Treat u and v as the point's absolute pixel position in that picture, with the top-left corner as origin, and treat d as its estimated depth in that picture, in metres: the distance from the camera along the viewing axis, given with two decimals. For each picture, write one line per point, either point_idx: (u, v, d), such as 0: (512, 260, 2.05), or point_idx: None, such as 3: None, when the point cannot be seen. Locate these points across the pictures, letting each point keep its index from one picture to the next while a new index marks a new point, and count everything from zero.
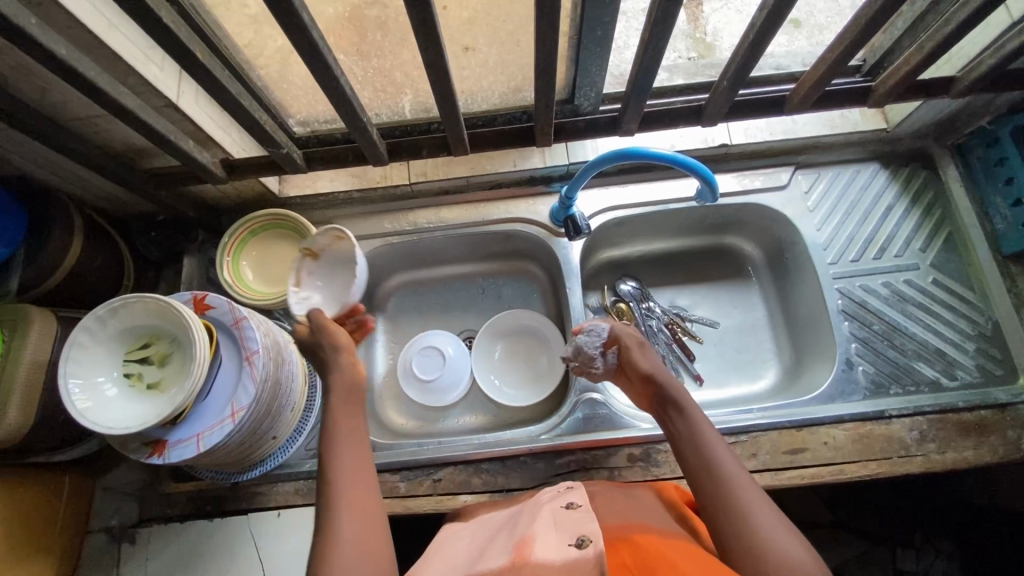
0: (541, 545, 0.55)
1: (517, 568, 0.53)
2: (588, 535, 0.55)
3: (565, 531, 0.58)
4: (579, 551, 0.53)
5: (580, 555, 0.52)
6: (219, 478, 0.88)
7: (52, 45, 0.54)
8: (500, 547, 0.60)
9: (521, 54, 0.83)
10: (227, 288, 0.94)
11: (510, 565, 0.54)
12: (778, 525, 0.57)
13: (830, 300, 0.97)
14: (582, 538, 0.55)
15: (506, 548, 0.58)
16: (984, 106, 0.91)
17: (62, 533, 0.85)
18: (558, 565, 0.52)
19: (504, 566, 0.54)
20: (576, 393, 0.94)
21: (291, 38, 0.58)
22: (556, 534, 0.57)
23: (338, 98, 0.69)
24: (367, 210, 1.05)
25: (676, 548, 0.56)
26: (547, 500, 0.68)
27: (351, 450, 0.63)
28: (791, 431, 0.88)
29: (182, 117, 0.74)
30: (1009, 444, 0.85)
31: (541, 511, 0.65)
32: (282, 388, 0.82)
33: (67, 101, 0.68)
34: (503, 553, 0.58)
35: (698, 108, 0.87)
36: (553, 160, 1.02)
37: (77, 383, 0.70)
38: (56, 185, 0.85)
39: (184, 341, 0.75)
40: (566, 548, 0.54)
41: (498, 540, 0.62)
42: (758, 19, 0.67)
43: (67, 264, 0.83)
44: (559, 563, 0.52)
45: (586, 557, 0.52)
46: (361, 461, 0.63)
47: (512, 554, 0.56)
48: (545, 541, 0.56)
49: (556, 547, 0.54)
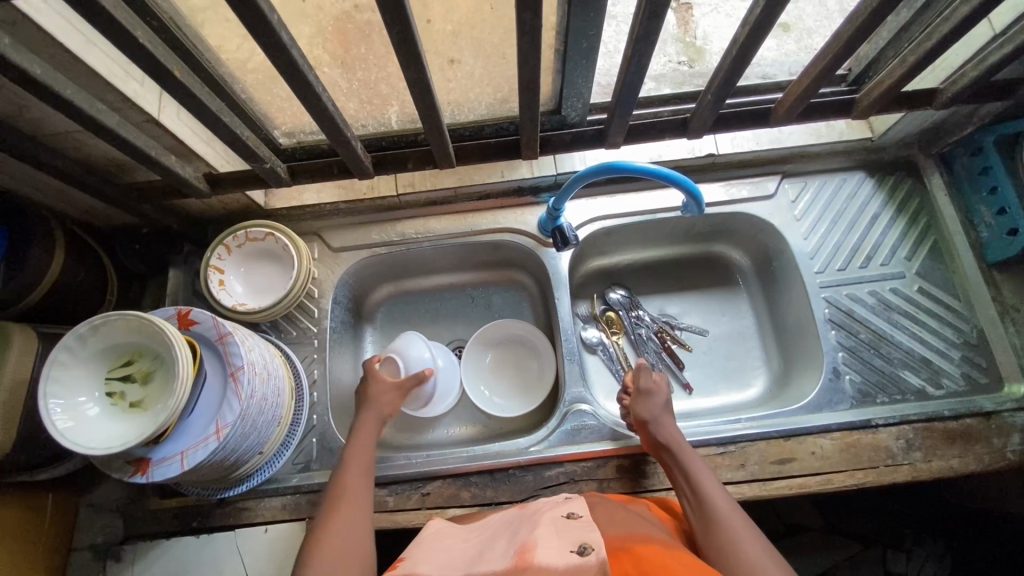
0: (545, 550, 0.55)
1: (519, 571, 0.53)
2: (590, 543, 0.55)
3: (567, 539, 0.58)
4: (581, 558, 0.53)
5: (583, 561, 0.53)
6: (206, 494, 0.88)
7: (28, 65, 0.53)
8: (500, 551, 0.59)
9: (508, 66, 0.83)
10: (226, 310, 0.93)
11: (513, 568, 0.53)
12: (765, 557, 0.61)
13: (816, 309, 0.97)
14: (584, 546, 0.55)
15: (507, 553, 0.58)
16: (967, 116, 0.91)
17: (46, 552, 0.84)
18: (561, 569, 0.52)
19: (507, 568, 0.54)
20: (564, 404, 0.94)
21: (271, 55, 0.58)
22: (558, 541, 0.57)
23: (321, 114, 0.69)
24: (354, 221, 1.04)
25: (677, 554, 0.57)
26: (547, 510, 0.68)
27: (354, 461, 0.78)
28: (778, 441, 0.88)
29: (163, 132, 0.73)
30: (994, 452, 0.86)
31: (541, 519, 0.65)
32: (268, 403, 0.82)
33: (45, 118, 0.67)
34: (504, 557, 0.57)
35: (684, 120, 0.87)
36: (542, 171, 1.02)
37: (59, 403, 0.69)
38: (37, 200, 0.84)
39: (168, 357, 0.74)
40: (568, 555, 0.54)
41: (496, 545, 0.62)
42: (740, 34, 0.67)
43: (49, 278, 0.83)
44: (563, 567, 0.52)
45: (588, 563, 0.52)
46: (364, 478, 0.76)
47: (514, 558, 0.56)
48: (547, 546, 0.56)
49: (559, 553, 0.55)
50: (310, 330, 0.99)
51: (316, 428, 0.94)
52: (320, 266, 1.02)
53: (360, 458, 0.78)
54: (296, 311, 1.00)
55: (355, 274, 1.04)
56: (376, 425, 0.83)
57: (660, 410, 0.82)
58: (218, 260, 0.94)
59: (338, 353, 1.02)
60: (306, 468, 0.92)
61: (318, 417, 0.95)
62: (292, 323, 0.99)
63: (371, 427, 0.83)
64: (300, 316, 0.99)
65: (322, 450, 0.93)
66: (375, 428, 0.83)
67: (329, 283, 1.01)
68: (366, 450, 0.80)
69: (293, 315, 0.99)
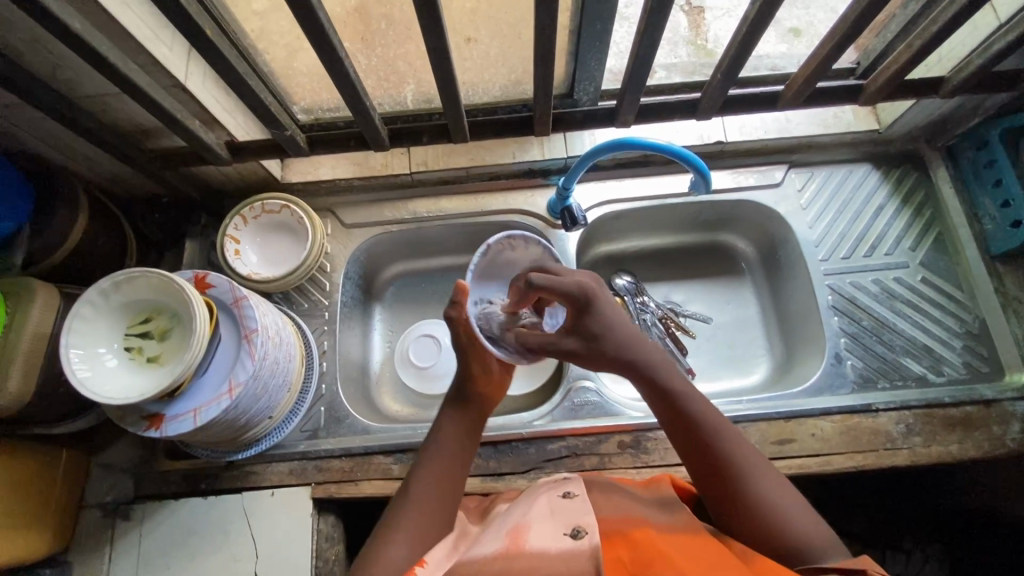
0: (537, 534, 0.57)
1: (513, 556, 0.54)
2: (583, 526, 0.57)
3: (560, 520, 0.59)
4: (574, 542, 0.55)
5: (576, 547, 0.54)
6: (214, 456, 0.90)
7: (67, 19, 0.56)
8: (492, 535, 0.61)
9: (522, 47, 0.85)
10: (241, 279, 0.95)
11: (505, 552, 0.55)
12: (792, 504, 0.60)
13: (820, 296, 0.98)
14: (578, 529, 0.57)
15: (500, 534, 0.60)
16: (973, 108, 0.93)
17: (58, 507, 0.86)
18: (553, 555, 0.54)
19: (499, 552, 0.56)
20: (568, 381, 0.95)
21: (298, 16, 0.60)
22: (552, 523, 0.59)
23: (343, 81, 0.71)
24: (367, 199, 1.06)
25: (670, 534, 0.58)
26: (545, 489, 0.69)
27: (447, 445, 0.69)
28: (779, 422, 0.89)
29: (189, 98, 0.76)
30: (994, 439, 0.87)
31: (537, 499, 0.66)
32: (279, 368, 0.83)
33: (78, 78, 0.70)
34: (497, 540, 0.59)
35: (693, 102, 0.89)
36: (552, 153, 1.04)
37: (78, 353, 0.71)
38: (64, 164, 0.87)
39: (185, 316, 0.77)
40: (561, 538, 0.56)
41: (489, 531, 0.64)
42: (749, 13, 0.70)
43: (71, 240, 0.85)
44: (555, 554, 0.54)
45: (581, 548, 0.54)
46: (445, 500, 0.65)
47: (507, 541, 0.57)
48: (541, 531, 0.58)
49: (552, 536, 0.56)
50: (322, 303, 1.01)
51: (324, 397, 0.96)
52: (332, 241, 1.04)
53: (441, 474, 0.66)
54: (308, 283, 1.02)
55: (367, 250, 1.07)
56: (471, 411, 0.73)
57: (590, 335, 0.66)
58: (234, 229, 0.96)
59: (348, 327, 1.04)
60: (313, 435, 0.93)
61: (327, 387, 0.96)
62: (304, 295, 1.01)
63: (461, 417, 0.72)
64: (312, 289, 1.02)
65: (330, 419, 0.95)
66: (472, 417, 0.72)
67: (341, 258, 1.04)
68: (452, 460, 0.68)
69: (305, 287, 1.01)
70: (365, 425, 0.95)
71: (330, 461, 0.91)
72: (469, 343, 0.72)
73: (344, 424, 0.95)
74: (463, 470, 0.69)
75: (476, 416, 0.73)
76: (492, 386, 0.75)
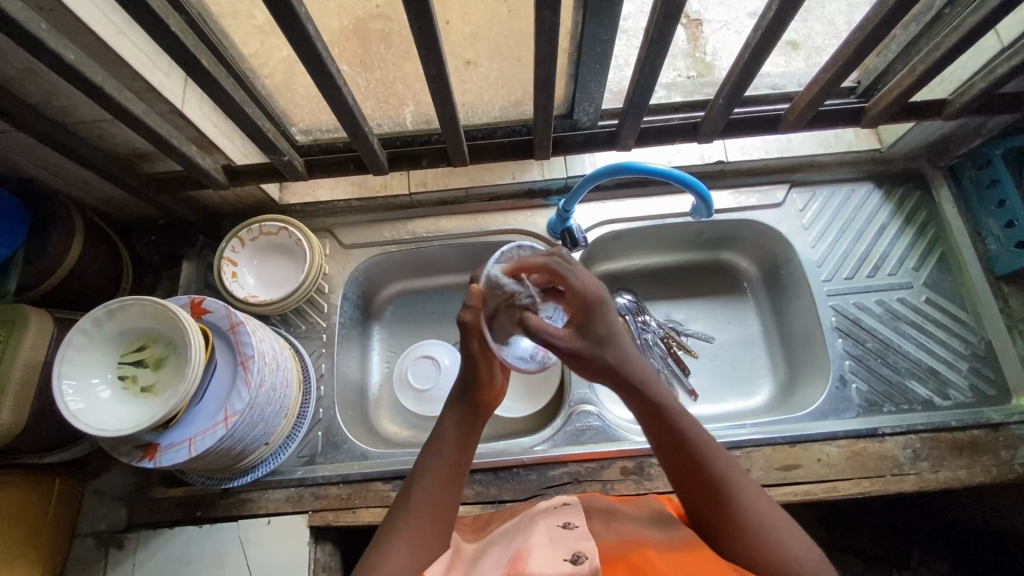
0: (538, 558, 0.54)
1: None
2: (583, 551, 0.55)
3: (559, 546, 0.57)
4: (574, 567, 0.53)
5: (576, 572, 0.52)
6: (209, 484, 0.89)
7: (62, 50, 0.56)
8: (493, 560, 0.58)
9: (522, 69, 0.85)
10: (240, 304, 0.94)
11: None
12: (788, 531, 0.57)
13: (823, 317, 0.97)
14: (578, 555, 0.55)
15: (500, 561, 0.57)
16: (976, 129, 0.92)
17: (50, 538, 0.85)
18: None
19: None
20: (570, 405, 0.94)
21: (297, 47, 0.60)
22: (551, 548, 0.57)
23: (341, 107, 0.71)
24: (367, 219, 1.06)
25: (671, 553, 0.56)
26: (544, 515, 0.66)
27: (445, 453, 0.65)
28: (784, 447, 0.88)
29: (186, 123, 0.75)
30: (1002, 464, 0.85)
31: (537, 525, 0.63)
32: (276, 395, 0.82)
33: (73, 105, 0.69)
34: (497, 566, 0.56)
35: (694, 124, 0.88)
36: (552, 174, 1.03)
37: (71, 385, 0.70)
38: (60, 188, 0.86)
39: (180, 344, 0.75)
40: (561, 564, 0.53)
41: (490, 553, 0.61)
42: (753, 39, 0.69)
43: (66, 265, 0.84)
44: None
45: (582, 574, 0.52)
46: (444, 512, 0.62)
47: (507, 567, 0.54)
48: (541, 555, 0.55)
49: (552, 562, 0.54)
50: (319, 325, 1.00)
51: (322, 421, 0.95)
52: (330, 262, 1.03)
53: (437, 485, 0.63)
54: (307, 305, 1.01)
55: (365, 271, 1.06)
56: (471, 416, 0.68)
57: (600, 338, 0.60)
58: (229, 255, 0.95)
59: (346, 349, 1.03)
60: (311, 461, 0.92)
61: (325, 412, 0.95)
62: (302, 317, 1.00)
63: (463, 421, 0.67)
64: (310, 311, 1.01)
65: (327, 444, 0.94)
66: (472, 424, 0.68)
67: (339, 279, 1.03)
68: (452, 468, 0.64)
69: (303, 309, 1.00)
70: (363, 450, 0.93)
71: (327, 489, 0.90)
72: (479, 349, 0.66)
73: (342, 449, 0.93)
74: (460, 483, 0.65)
75: (477, 420, 0.69)
76: (494, 392, 0.70)
